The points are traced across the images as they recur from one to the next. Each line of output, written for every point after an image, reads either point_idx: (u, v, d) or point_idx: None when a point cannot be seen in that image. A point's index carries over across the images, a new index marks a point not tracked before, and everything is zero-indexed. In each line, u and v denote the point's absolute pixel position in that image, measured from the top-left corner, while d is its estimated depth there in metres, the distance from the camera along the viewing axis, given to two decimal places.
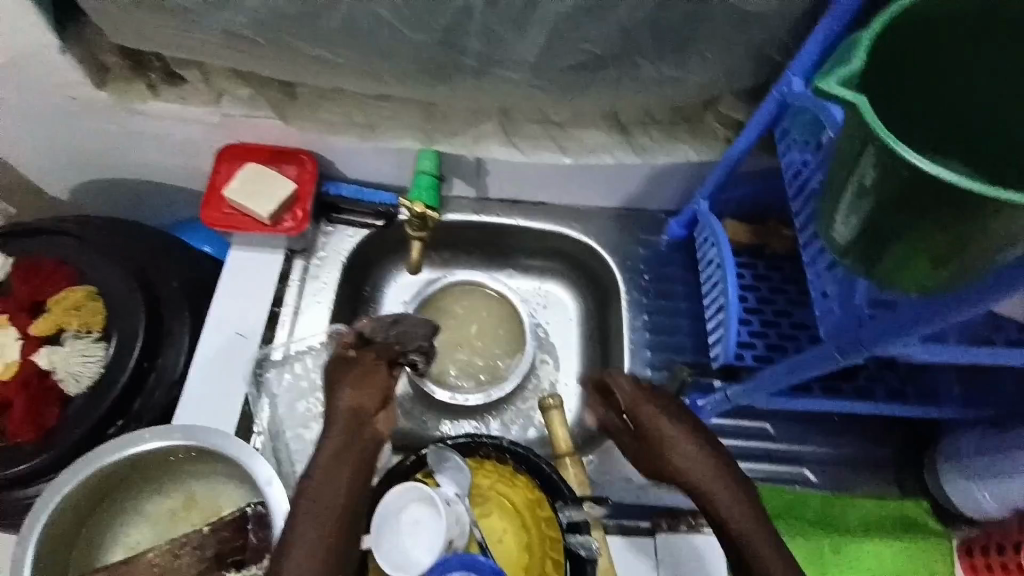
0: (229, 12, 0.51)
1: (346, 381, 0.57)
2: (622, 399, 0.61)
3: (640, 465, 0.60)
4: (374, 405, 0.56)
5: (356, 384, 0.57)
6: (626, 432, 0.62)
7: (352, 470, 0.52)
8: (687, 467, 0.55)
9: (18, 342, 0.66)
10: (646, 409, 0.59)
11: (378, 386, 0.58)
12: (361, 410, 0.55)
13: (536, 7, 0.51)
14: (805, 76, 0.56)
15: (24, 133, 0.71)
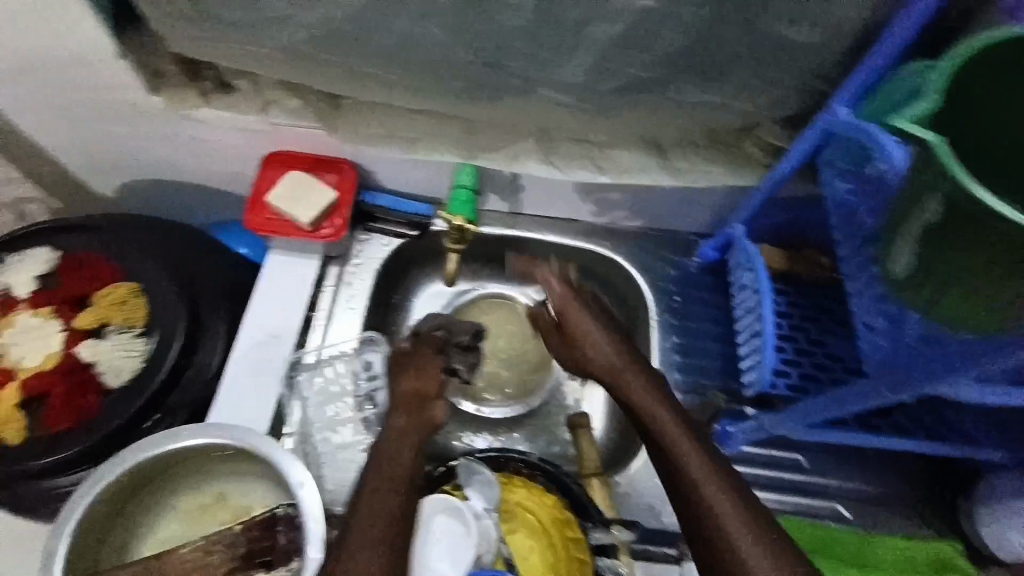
0: (287, 30, 0.53)
1: (404, 371, 0.64)
2: (552, 300, 0.67)
3: (564, 361, 0.69)
4: (432, 391, 0.62)
5: (413, 374, 0.63)
6: (549, 324, 0.71)
7: (395, 483, 0.54)
8: (598, 347, 0.65)
9: (61, 334, 0.68)
10: (571, 308, 0.67)
11: (433, 374, 0.64)
12: (424, 394, 0.62)
13: (585, 28, 0.51)
14: (851, 105, 0.55)
15: (79, 133, 0.74)
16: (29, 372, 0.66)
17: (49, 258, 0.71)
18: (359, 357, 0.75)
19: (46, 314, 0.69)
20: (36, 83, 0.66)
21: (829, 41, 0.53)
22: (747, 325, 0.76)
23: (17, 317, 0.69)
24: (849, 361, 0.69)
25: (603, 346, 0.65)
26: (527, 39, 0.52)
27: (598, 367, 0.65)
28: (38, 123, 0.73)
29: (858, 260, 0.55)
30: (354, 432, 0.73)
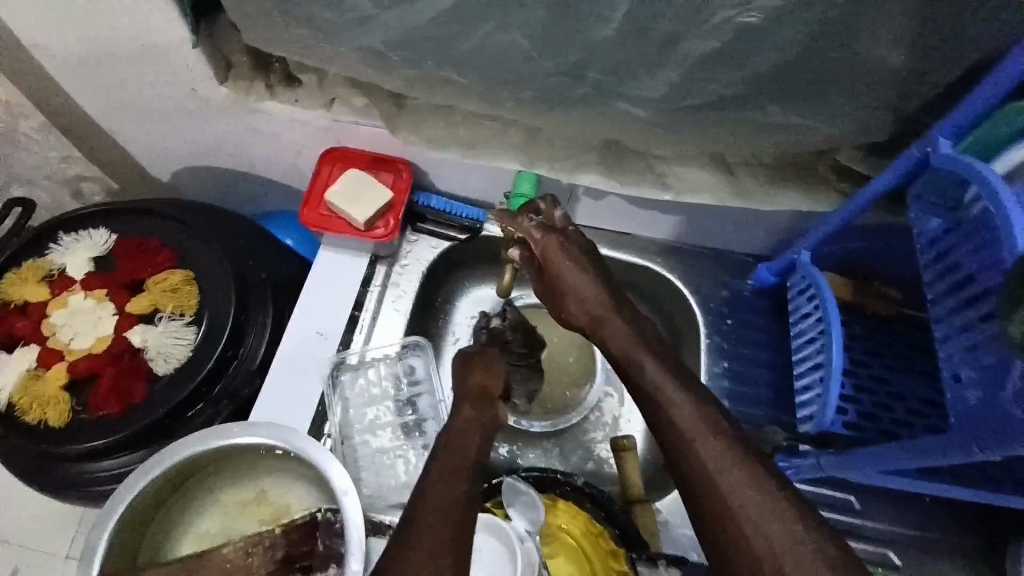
0: (371, 31, 0.53)
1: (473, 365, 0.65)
2: (535, 247, 0.63)
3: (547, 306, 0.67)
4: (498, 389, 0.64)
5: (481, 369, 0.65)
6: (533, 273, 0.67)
7: (454, 480, 0.53)
8: (579, 293, 0.62)
9: (114, 317, 0.69)
10: (554, 252, 0.62)
11: (499, 373, 0.66)
12: (490, 389, 0.64)
13: (676, 43, 0.49)
14: (953, 138, 0.53)
15: (144, 118, 0.75)
16: (79, 354, 0.67)
17: (106, 241, 0.72)
18: (401, 360, 0.74)
19: (100, 297, 0.70)
20: (108, 68, 0.66)
21: (935, 70, 0.50)
22: (809, 356, 0.72)
23: (71, 298, 0.69)
24: (912, 403, 0.67)
25: (586, 293, 0.62)
26: (613, 51, 0.51)
27: (580, 317, 0.63)
28: (105, 106, 0.73)
29: (947, 304, 0.52)
30: (392, 437, 0.71)
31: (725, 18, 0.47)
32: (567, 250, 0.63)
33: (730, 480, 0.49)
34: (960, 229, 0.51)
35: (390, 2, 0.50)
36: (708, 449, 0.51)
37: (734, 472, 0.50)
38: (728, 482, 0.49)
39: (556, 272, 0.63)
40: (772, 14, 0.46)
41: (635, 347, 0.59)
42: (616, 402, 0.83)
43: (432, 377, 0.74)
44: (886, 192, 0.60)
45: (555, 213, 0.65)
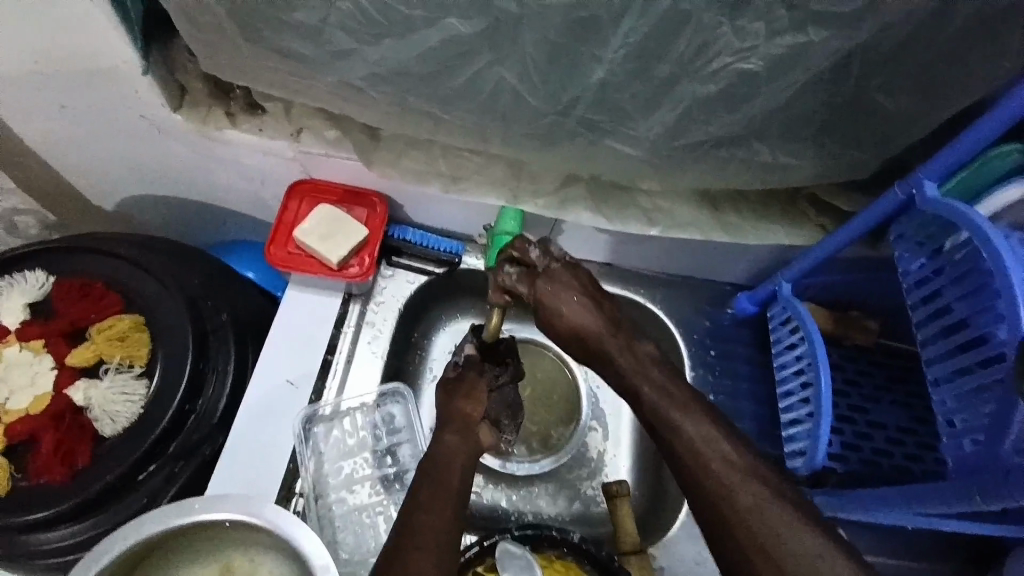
0: (349, 65, 0.49)
1: (454, 395, 0.61)
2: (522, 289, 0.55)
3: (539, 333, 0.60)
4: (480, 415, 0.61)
5: (464, 396, 0.61)
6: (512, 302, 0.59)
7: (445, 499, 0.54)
8: (580, 332, 0.55)
9: (54, 371, 0.61)
10: (548, 296, 0.54)
11: (483, 398, 0.62)
12: (470, 417, 0.60)
13: (674, 85, 0.47)
14: (938, 180, 0.53)
15: (87, 146, 0.68)
16: (16, 415, 0.60)
17: (43, 283, 0.64)
18: (379, 408, 0.70)
19: (38, 348, 0.62)
20: (44, 92, 0.59)
21: (922, 113, 0.51)
22: (796, 391, 0.70)
23: (5, 351, 0.62)
24: (892, 430, 0.69)
25: (586, 329, 0.55)
26: (609, 92, 0.49)
27: (578, 350, 0.56)
28: (40, 132, 0.66)
29: (939, 347, 0.53)
30: (371, 492, 0.67)
31: (723, 65, 0.45)
32: (562, 293, 0.54)
33: (743, 500, 0.47)
34: (947, 272, 0.52)
35: (371, 38, 0.46)
36: (722, 468, 0.49)
37: (750, 490, 0.48)
38: (746, 500, 0.47)
39: (550, 316, 0.54)
40: (771, 63, 0.45)
41: (640, 380, 0.54)
42: (600, 438, 0.80)
43: (413, 424, 0.70)
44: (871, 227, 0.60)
45: (532, 249, 0.56)
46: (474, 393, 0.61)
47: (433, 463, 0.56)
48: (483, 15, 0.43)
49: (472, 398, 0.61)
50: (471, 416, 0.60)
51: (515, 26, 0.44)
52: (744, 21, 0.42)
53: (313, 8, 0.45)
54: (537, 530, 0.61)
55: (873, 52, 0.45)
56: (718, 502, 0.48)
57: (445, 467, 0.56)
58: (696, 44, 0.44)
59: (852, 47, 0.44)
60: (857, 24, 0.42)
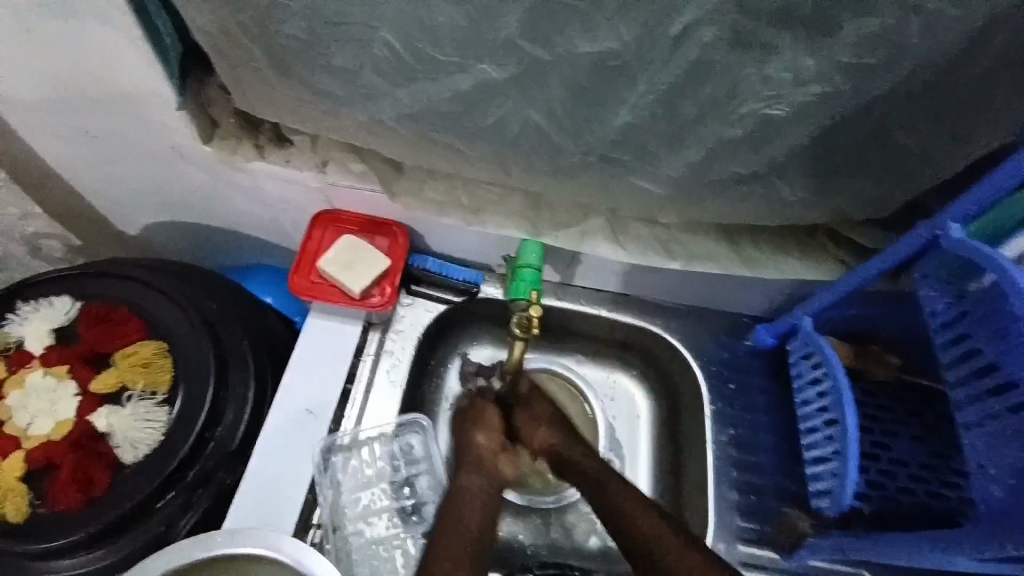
0: (380, 105, 0.50)
1: (472, 426, 0.66)
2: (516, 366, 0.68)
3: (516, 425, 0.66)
4: (498, 446, 0.65)
5: (481, 428, 0.65)
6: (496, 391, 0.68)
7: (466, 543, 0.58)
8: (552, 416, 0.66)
9: (77, 397, 0.62)
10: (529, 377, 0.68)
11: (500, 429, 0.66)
12: (488, 451, 0.64)
13: (700, 127, 0.48)
14: (963, 222, 0.53)
15: (116, 174, 0.69)
16: (37, 440, 0.60)
17: (69, 308, 0.65)
18: (397, 438, 0.71)
19: (61, 373, 0.63)
20: (80, 121, 0.61)
21: (946, 154, 0.51)
22: (820, 427, 0.69)
23: (29, 376, 0.62)
24: (914, 468, 0.68)
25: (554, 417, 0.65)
26: (634, 133, 0.49)
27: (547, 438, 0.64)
28: (72, 158, 0.67)
29: (968, 390, 0.52)
30: (389, 524, 0.68)
31: (750, 109, 0.46)
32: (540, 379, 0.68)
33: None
34: (974, 314, 0.52)
35: (403, 80, 0.47)
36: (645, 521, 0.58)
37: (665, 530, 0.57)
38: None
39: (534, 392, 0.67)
40: (799, 108, 0.45)
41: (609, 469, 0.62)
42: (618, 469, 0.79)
43: (432, 454, 0.71)
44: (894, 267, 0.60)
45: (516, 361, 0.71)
46: (492, 425, 0.65)
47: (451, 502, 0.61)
48: (515, 60, 0.44)
49: (487, 430, 0.65)
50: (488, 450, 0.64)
51: (547, 70, 0.45)
52: (774, 69, 0.42)
53: (349, 52, 0.46)
54: (558, 568, 0.69)
55: (900, 98, 0.45)
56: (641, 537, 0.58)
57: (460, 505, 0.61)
58: (724, 90, 0.44)
59: (879, 93, 0.45)
60: (886, 72, 0.43)
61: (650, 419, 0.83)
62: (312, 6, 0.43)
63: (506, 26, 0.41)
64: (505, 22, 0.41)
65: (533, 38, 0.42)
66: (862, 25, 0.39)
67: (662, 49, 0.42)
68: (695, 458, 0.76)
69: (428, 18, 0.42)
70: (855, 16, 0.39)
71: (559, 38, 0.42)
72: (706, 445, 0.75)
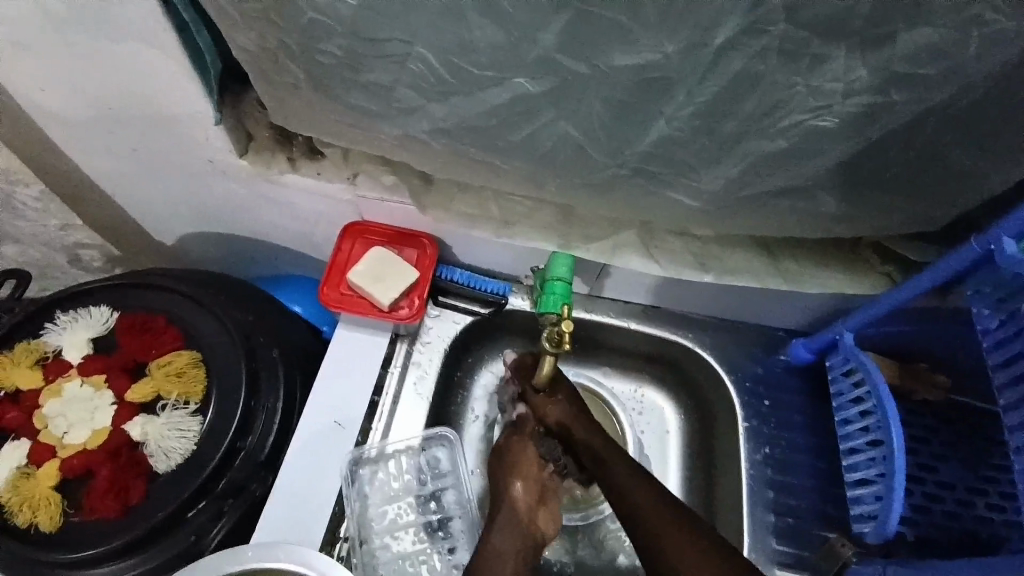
0: (414, 120, 0.50)
1: (507, 472, 0.67)
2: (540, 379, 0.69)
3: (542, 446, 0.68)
4: (534, 500, 0.66)
5: (519, 475, 0.66)
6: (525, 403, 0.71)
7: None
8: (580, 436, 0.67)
9: (112, 407, 0.63)
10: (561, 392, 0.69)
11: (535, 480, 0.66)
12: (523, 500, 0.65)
13: (741, 141, 0.46)
14: (1019, 237, 0.49)
15: (154, 187, 0.71)
16: (73, 448, 0.61)
17: (107, 318, 0.66)
18: (424, 451, 0.70)
19: (98, 382, 0.64)
20: (123, 136, 0.63)
21: (1005, 166, 0.48)
22: (864, 448, 0.65)
23: (67, 385, 0.64)
24: (961, 491, 0.65)
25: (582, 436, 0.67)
26: (670, 146, 0.48)
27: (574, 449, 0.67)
28: (113, 171, 0.69)
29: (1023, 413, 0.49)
30: (415, 539, 0.67)
31: (795, 122, 0.44)
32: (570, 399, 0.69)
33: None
34: None
35: (439, 96, 0.47)
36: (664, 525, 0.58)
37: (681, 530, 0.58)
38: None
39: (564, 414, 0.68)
40: (847, 120, 0.44)
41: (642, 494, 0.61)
42: None
43: (457, 469, 0.70)
44: (939, 284, 0.56)
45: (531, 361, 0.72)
46: (527, 469, 0.67)
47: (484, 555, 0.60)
48: (552, 75, 0.43)
49: (523, 476, 0.66)
50: (524, 501, 0.65)
51: (585, 85, 0.44)
52: (821, 81, 0.41)
53: (386, 69, 0.46)
54: None
55: (956, 110, 0.43)
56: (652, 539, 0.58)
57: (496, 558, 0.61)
58: (767, 103, 0.43)
59: (934, 104, 0.43)
60: (940, 83, 0.41)
61: (679, 434, 0.81)
62: (350, 25, 0.43)
63: (544, 41, 0.41)
64: (543, 37, 0.40)
65: (571, 53, 0.41)
66: (919, 37, 0.38)
67: (705, 62, 0.40)
68: (727, 477, 0.74)
69: (466, 34, 0.41)
70: (911, 26, 0.37)
71: (598, 52, 0.41)
72: (740, 464, 0.72)
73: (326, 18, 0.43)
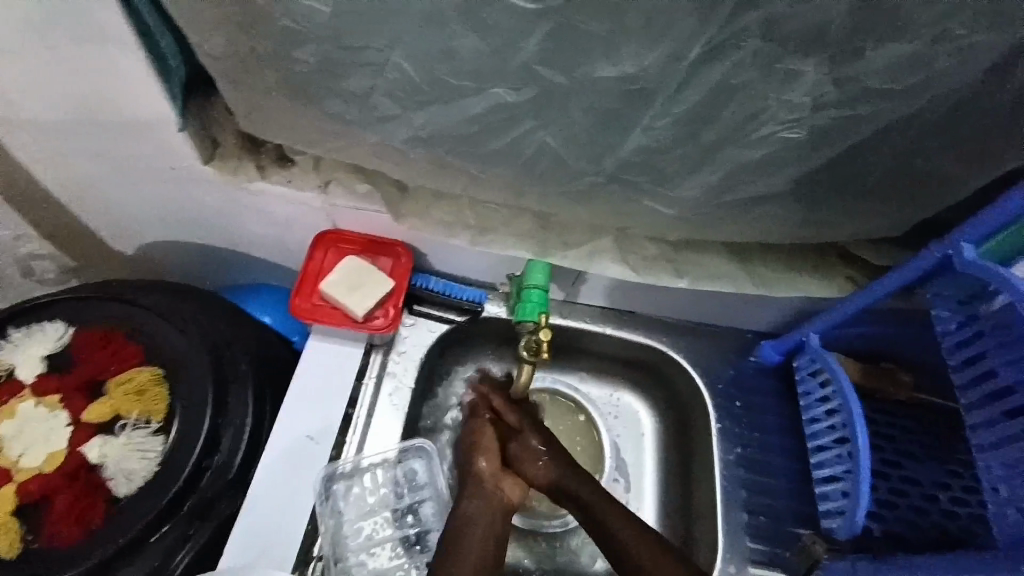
0: (390, 129, 0.50)
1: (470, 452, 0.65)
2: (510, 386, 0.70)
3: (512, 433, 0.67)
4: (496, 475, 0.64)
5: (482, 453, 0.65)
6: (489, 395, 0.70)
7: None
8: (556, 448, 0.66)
9: (69, 428, 0.59)
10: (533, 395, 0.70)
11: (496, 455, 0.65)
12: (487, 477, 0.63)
13: (717, 151, 0.47)
14: (976, 242, 0.52)
15: (112, 196, 0.68)
16: (29, 473, 0.58)
17: (62, 334, 0.63)
18: (401, 464, 0.69)
19: (53, 403, 0.60)
20: (79, 143, 0.59)
21: (964, 174, 0.50)
22: (831, 446, 0.67)
23: (21, 406, 0.60)
24: (926, 486, 0.67)
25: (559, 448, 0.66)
26: (648, 155, 0.49)
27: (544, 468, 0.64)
28: (67, 179, 0.65)
29: (984, 412, 0.51)
30: (392, 555, 0.66)
31: (768, 132, 0.45)
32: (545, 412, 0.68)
33: None
34: (989, 335, 0.51)
35: (416, 104, 0.46)
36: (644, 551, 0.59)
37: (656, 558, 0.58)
38: None
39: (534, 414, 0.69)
40: (817, 131, 0.45)
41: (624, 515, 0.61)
42: (623, 489, 0.78)
43: (435, 480, 0.69)
44: (904, 286, 0.58)
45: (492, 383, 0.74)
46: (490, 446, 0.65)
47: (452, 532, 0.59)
48: (532, 85, 0.43)
49: (486, 452, 0.65)
50: (489, 474, 0.64)
51: (565, 96, 0.44)
52: (793, 94, 0.42)
53: (363, 77, 0.45)
54: None
55: (918, 121, 0.45)
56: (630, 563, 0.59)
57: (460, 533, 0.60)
58: (742, 114, 0.44)
59: (897, 116, 0.44)
60: (902, 98, 0.42)
61: (655, 437, 0.82)
62: (326, 32, 0.42)
63: (524, 51, 0.40)
64: (523, 47, 0.40)
65: (551, 64, 0.41)
66: (884, 54, 0.39)
67: (683, 73, 0.41)
68: (704, 478, 0.75)
69: (444, 44, 0.41)
70: (878, 43, 0.38)
71: (579, 63, 0.41)
72: (715, 466, 0.73)
73: (300, 26, 0.41)
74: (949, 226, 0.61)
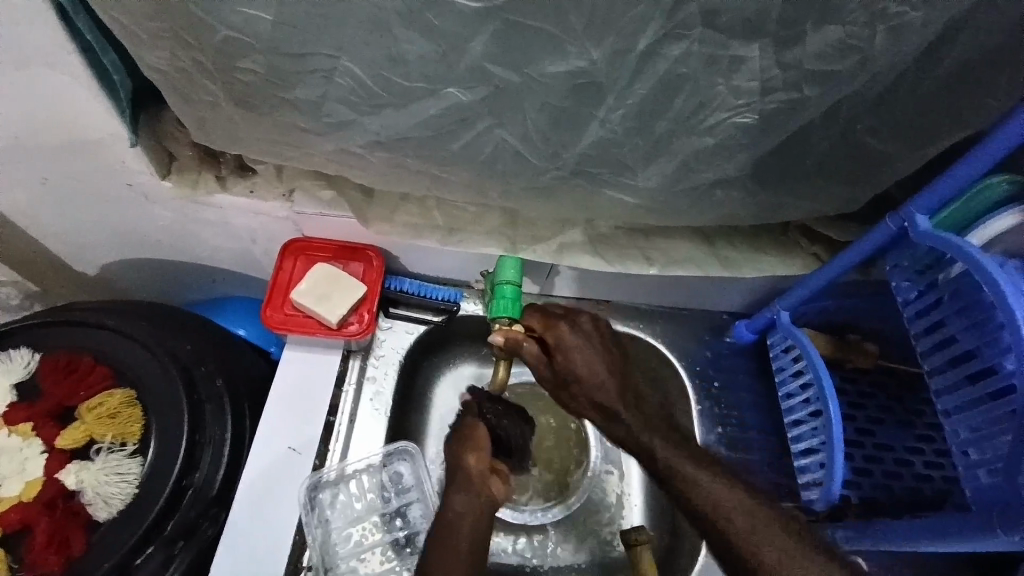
0: (347, 133, 0.49)
1: (462, 447, 0.64)
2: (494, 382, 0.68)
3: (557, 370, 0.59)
4: (485, 467, 0.63)
5: (472, 447, 0.63)
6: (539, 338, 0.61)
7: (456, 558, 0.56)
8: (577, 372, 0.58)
9: (44, 455, 0.57)
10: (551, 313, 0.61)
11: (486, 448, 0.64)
12: (478, 473, 0.62)
13: (673, 140, 0.48)
14: (929, 213, 0.53)
15: (67, 216, 0.66)
16: (7, 502, 0.55)
17: (28, 361, 0.60)
18: (386, 467, 0.69)
19: (26, 431, 0.58)
20: (25, 165, 0.57)
21: (910, 150, 0.51)
22: (806, 419, 0.69)
23: None
24: (898, 451, 0.69)
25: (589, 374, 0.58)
26: (607, 149, 0.49)
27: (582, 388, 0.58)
28: (17, 203, 0.63)
29: (947, 378, 0.53)
30: (382, 559, 0.66)
31: (719, 120, 0.46)
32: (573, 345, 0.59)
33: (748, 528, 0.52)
34: (948, 303, 0.53)
35: (369, 109, 0.46)
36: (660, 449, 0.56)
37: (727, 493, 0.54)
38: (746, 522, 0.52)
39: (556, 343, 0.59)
40: (766, 117, 0.46)
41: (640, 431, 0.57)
42: (617, 479, 0.78)
43: (422, 482, 0.69)
44: (865, 258, 0.59)
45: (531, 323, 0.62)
46: (480, 442, 0.64)
47: (443, 521, 0.59)
48: (484, 85, 0.43)
49: (475, 448, 0.63)
50: (477, 472, 0.62)
51: (519, 93, 0.44)
52: (739, 81, 0.43)
53: (315, 83, 0.44)
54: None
55: (866, 97, 0.46)
56: (719, 517, 0.53)
57: (452, 528, 0.59)
58: (694, 103, 0.44)
59: (843, 95, 0.45)
60: (845, 79, 0.43)
61: None
62: (271, 41, 0.41)
63: (473, 51, 0.40)
64: (470, 48, 0.40)
65: (502, 62, 0.41)
66: (825, 36, 0.40)
67: (632, 66, 0.41)
68: None
69: (392, 47, 0.41)
70: (819, 27, 0.39)
71: (527, 61, 0.41)
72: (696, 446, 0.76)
73: (240, 34, 0.41)
74: (900, 202, 0.63)
